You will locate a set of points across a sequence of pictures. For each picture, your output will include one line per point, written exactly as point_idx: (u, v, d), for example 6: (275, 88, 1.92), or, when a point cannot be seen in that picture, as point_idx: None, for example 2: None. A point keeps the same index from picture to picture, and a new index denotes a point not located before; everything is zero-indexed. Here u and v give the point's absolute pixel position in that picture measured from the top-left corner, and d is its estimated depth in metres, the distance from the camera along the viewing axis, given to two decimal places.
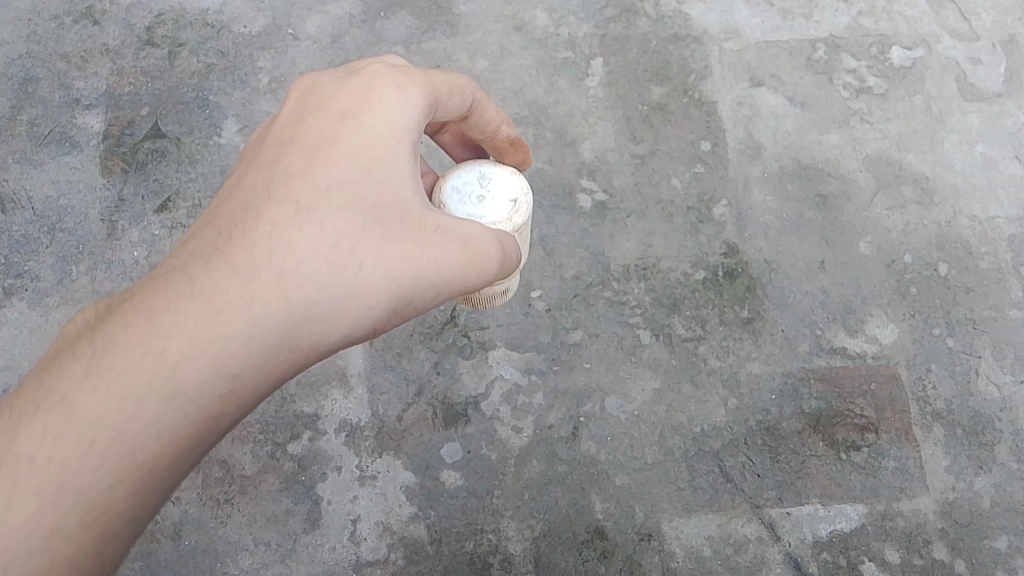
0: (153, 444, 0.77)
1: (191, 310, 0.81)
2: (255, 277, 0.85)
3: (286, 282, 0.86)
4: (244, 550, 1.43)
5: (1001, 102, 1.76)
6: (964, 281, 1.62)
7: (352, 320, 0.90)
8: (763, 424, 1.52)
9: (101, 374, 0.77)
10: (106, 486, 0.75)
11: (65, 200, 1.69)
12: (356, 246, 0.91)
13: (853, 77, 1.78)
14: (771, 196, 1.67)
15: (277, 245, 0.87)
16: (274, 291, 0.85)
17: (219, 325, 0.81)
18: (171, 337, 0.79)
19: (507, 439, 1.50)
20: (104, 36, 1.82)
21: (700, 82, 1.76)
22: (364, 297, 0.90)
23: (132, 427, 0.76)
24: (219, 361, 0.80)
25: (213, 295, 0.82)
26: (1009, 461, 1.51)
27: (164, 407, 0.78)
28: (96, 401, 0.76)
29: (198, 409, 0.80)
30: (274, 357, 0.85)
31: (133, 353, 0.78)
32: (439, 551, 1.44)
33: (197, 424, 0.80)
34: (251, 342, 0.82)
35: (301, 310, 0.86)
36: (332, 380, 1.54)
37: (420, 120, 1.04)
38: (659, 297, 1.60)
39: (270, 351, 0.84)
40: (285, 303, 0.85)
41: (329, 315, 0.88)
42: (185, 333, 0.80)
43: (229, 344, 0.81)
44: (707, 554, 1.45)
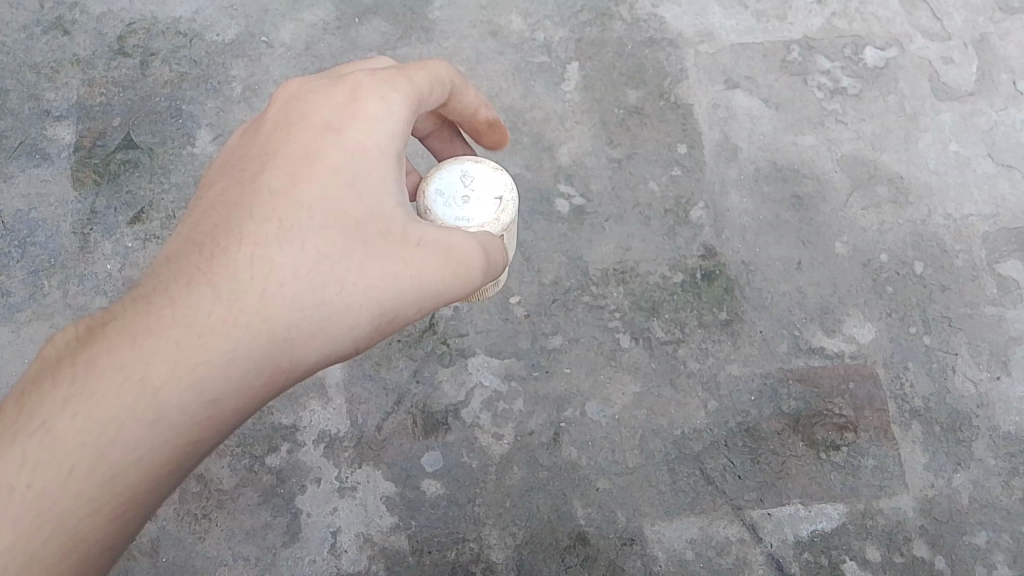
0: (135, 470, 0.77)
1: (172, 335, 0.81)
2: (237, 300, 0.85)
3: (268, 304, 0.86)
4: (223, 565, 1.42)
5: (973, 102, 1.78)
6: (939, 279, 1.63)
7: (337, 340, 0.91)
8: (743, 426, 1.53)
9: (82, 399, 0.77)
10: (87, 511, 0.75)
11: (36, 213, 1.66)
12: (339, 265, 0.91)
13: (827, 79, 1.79)
14: (748, 198, 1.68)
15: (257, 267, 0.87)
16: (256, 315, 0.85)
17: (201, 350, 0.81)
18: (151, 363, 0.79)
19: (488, 446, 1.49)
20: (73, 46, 1.80)
21: (675, 85, 1.77)
22: (347, 317, 0.91)
23: (113, 453, 0.76)
24: (201, 387, 0.81)
25: (194, 319, 0.83)
26: (986, 458, 1.52)
27: (144, 433, 0.78)
28: (77, 427, 0.76)
29: (180, 434, 0.80)
30: (256, 381, 0.85)
31: (114, 379, 0.78)
32: (421, 562, 1.43)
33: (179, 449, 0.80)
34: (233, 366, 0.83)
35: (281, 332, 0.87)
36: (309, 391, 1.52)
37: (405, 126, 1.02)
38: (637, 300, 1.60)
39: (252, 375, 0.85)
40: (265, 327, 0.85)
41: (312, 337, 0.89)
42: (166, 359, 0.80)
43: (211, 369, 0.82)
44: (689, 557, 1.46)
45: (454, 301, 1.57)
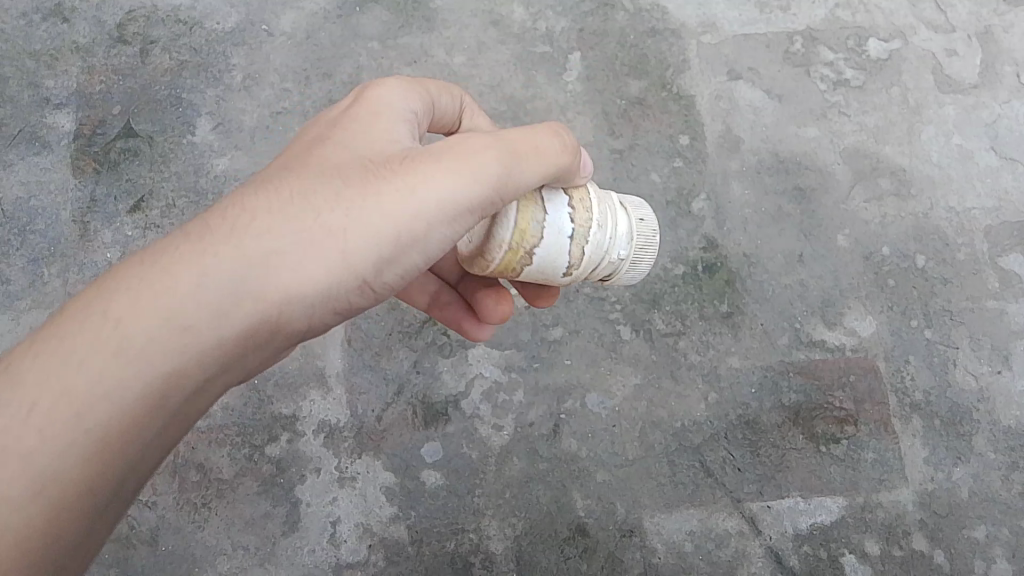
0: (101, 403, 0.75)
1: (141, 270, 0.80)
2: (210, 233, 0.81)
3: (245, 234, 0.81)
4: (223, 554, 1.42)
5: (977, 94, 1.77)
6: (941, 273, 1.63)
7: (321, 272, 0.83)
8: (743, 418, 1.52)
9: (49, 339, 0.77)
10: (47, 452, 0.73)
11: (36, 201, 1.65)
12: (326, 193, 0.84)
13: (831, 70, 1.78)
14: (750, 190, 1.67)
15: (233, 208, 0.84)
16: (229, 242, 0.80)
17: (165, 279, 0.78)
18: (115, 300, 0.77)
19: (488, 437, 1.49)
20: (73, 33, 1.78)
21: (677, 76, 1.76)
22: (331, 247, 0.83)
23: (75, 390, 0.75)
24: (165, 321, 0.77)
25: (161, 253, 0.80)
26: (986, 452, 1.52)
27: (107, 370, 0.75)
28: (40, 366, 0.75)
29: (144, 370, 0.77)
30: (231, 313, 0.80)
31: (78, 315, 0.77)
32: (420, 552, 1.43)
33: (147, 385, 0.77)
34: (201, 294, 0.79)
35: (254, 264, 0.81)
36: (309, 381, 1.51)
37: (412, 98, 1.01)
38: (638, 292, 1.59)
39: (225, 306, 0.80)
40: (235, 259, 0.80)
41: (295, 264, 0.82)
42: (129, 295, 0.78)
43: (177, 298, 0.78)
44: (689, 549, 1.46)
45: None
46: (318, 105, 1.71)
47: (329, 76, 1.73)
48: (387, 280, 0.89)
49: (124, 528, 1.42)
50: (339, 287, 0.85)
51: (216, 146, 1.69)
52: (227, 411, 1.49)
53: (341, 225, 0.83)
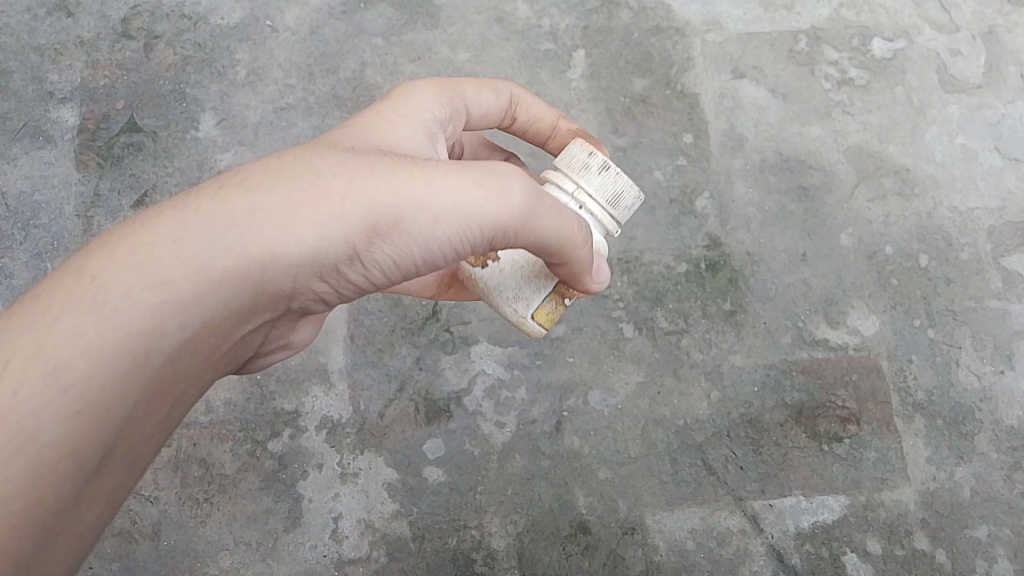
0: (76, 357, 0.72)
1: (128, 230, 0.79)
2: (193, 196, 0.82)
3: (243, 197, 0.81)
4: (225, 549, 1.42)
5: (981, 94, 1.76)
6: (944, 273, 1.63)
7: (313, 236, 0.82)
8: (746, 417, 1.52)
9: (36, 295, 0.75)
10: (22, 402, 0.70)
11: (39, 195, 1.65)
12: (326, 166, 0.85)
13: (835, 69, 1.78)
14: (754, 189, 1.67)
15: (232, 178, 0.84)
16: (213, 201, 0.81)
17: (147, 235, 0.78)
18: (105, 256, 0.77)
19: (490, 434, 1.49)
20: (77, 28, 1.78)
21: (682, 74, 1.75)
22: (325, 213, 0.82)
23: (57, 338, 0.72)
24: (155, 274, 0.77)
25: (144, 215, 0.81)
26: (988, 452, 1.52)
27: (91, 320, 0.74)
28: (24, 318, 0.73)
29: (129, 321, 0.75)
30: (221, 272, 0.79)
31: (58, 275, 0.77)
32: (422, 548, 1.44)
33: (132, 338, 0.75)
34: (183, 249, 0.78)
35: (245, 225, 0.80)
36: (312, 376, 1.51)
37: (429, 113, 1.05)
38: (641, 290, 1.59)
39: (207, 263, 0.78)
40: (227, 219, 0.80)
41: (279, 222, 0.81)
42: (121, 250, 0.77)
43: (158, 253, 0.77)
44: (690, 547, 1.46)
45: None
46: (322, 101, 1.71)
47: (333, 72, 1.73)
48: (379, 258, 0.86)
49: (125, 523, 1.43)
50: (326, 251, 0.83)
51: (219, 142, 1.68)
52: (230, 406, 1.49)
53: (329, 190, 0.83)
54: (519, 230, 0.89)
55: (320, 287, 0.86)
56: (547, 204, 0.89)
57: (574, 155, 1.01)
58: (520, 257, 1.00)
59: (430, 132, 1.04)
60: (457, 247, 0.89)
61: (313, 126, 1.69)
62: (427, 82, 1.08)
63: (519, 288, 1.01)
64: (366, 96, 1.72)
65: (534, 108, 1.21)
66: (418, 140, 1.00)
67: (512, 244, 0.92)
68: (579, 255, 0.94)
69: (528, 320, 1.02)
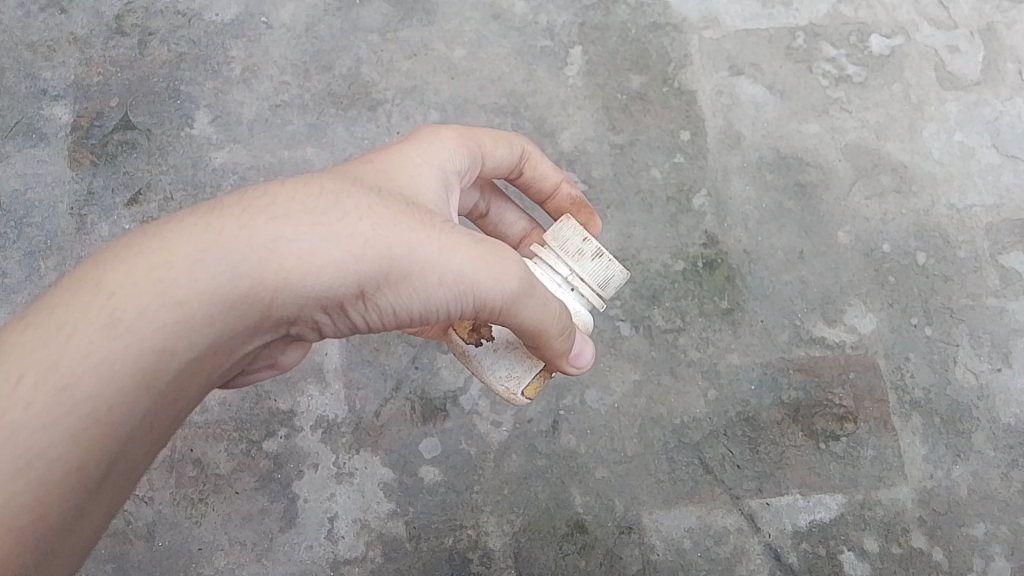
0: (88, 377, 0.72)
1: (148, 243, 0.78)
2: (212, 216, 0.80)
3: (265, 226, 0.80)
4: (220, 549, 1.42)
5: (979, 91, 1.76)
6: (941, 270, 1.63)
7: (327, 278, 0.82)
8: (742, 415, 1.52)
9: (51, 302, 0.74)
10: (31, 419, 0.70)
11: (32, 193, 1.64)
12: (349, 205, 0.85)
13: (833, 66, 1.77)
14: (751, 186, 1.67)
15: (257, 198, 0.83)
16: (233, 225, 0.79)
17: (165, 254, 0.77)
18: (123, 271, 0.76)
19: (487, 433, 1.49)
20: (70, 24, 1.77)
21: (679, 71, 1.75)
22: (342, 254, 0.82)
23: (67, 356, 0.72)
24: (172, 298, 0.76)
25: (165, 231, 0.79)
26: (986, 450, 1.52)
27: (104, 340, 0.73)
28: (38, 328, 0.72)
29: (141, 345, 0.75)
30: (234, 306, 0.79)
31: (73, 287, 0.75)
32: (418, 548, 1.43)
33: (142, 364, 0.75)
34: (201, 275, 0.77)
35: (263, 257, 0.79)
36: (307, 376, 1.51)
37: (454, 153, 1.04)
38: (638, 289, 1.59)
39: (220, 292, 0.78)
40: (248, 249, 0.79)
41: (296, 257, 0.80)
42: (140, 266, 0.76)
43: (176, 277, 0.76)
44: (687, 546, 1.46)
45: None
46: (317, 98, 1.70)
47: (328, 69, 1.72)
48: (382, 304, 0.87)
49: (120, 523, 1.42)
50: (334, 292, 0.83)
51: (214, 139, 1.67)
52: (226, 406, 1.48)
53: (347, 232, 0.83)
54: (509, 311, 0.92)
55: (321, 320, 0.87)
56: (538, 293, 0.93)
57: (568, 238, 1.06)
58: (513, 338, 1.04)
59: (448, 178, 1.02)
60: (452, 309, 0.90)
61: (308, 123, 1.68)
62: (452, 127, 1.06)
63: (511, 366, 1.05)
64: (361, 92, 1.70)
65: (542, 167, 1.23)
66: (435, 180, 0.99)
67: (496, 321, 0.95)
68: (558, 345, 0.98)
69: (517, 394, 1.07)
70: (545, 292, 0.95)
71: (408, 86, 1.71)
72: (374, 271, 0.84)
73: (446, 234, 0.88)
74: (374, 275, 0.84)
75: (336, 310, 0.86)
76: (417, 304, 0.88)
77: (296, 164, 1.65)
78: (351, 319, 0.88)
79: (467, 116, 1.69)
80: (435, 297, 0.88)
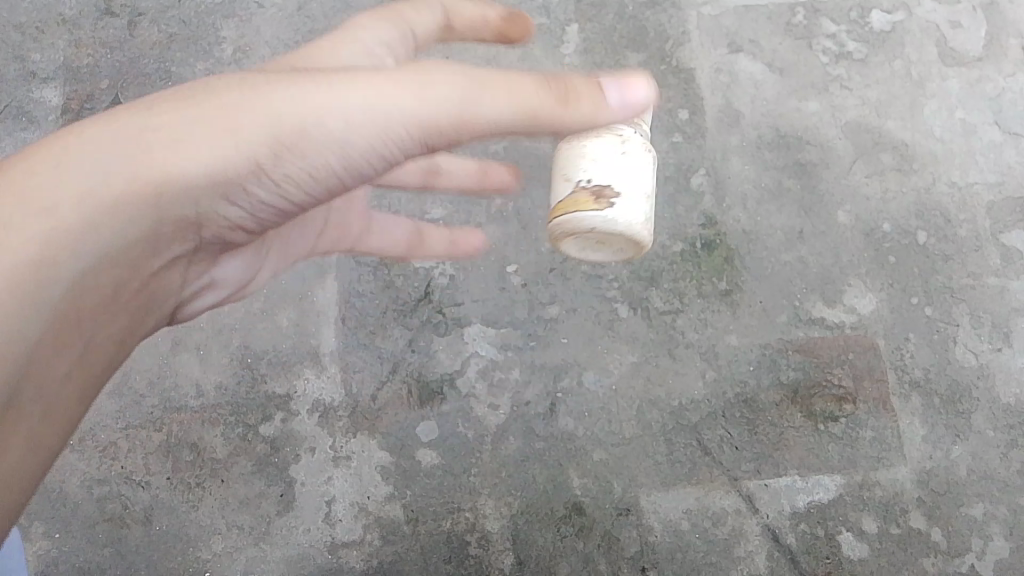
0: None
1: (44, 149, 0.76)
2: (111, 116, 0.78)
3: (159, 118, 0.77)
4: (217, 533, 1.41)
5: (981, 68, 1.74)
6: (942, 250, 1.61)
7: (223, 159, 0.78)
8: (741, 396, 1.51)
9: None
10: None
11: None
12: (240, 83, 0.79)
13: (833, 43, 1.74)
14: (750, 165, 1.65)
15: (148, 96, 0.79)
16: (130, 118, 0.77)
17: (60, 158, 0.75)
18: (17, 181, 0.74)
19: (484, 416, 1.48)
20: (59, 5, 1.74)
21: (677, 49, 1.72)
22: (235, 137, 0.77)
23: None
24: (70, 200, 0.75)
25: (57, 138, 0.77)
26: (985, 430, 1.52)
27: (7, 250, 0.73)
28: None
29: (46, 246, 0.74)
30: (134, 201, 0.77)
31: None
32: (415, 531, 1.43)
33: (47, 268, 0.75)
34: (96, 175, 0.75)
35: (158, 147, 0.76)
36: (303, 360, 1.50)
37: (384, 39, 1.05)
38: (636, 270, 1.57)
39: (125, 196, 0.76)
40: (144, 144, 0.76)
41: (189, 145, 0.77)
42: (35, 176, 0.74)
43: (74, 182, 0.75)
44: (685, 527, 1.45)
45: (450, 270, 1.54)
46: None
47: None
48: (288, 170, 0.82)
49: (116, 508, 1.42)
50: (233, 174, 0.79)
51: None
52: (222, 390, 1.47)
53: (241, 114, 0.77)
54: (453, 120, 0.81)
55: (228, 207, 0.84)
56: (490, 75, 0.81)
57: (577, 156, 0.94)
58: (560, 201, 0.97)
59: (380, 63, 1.04)
60: (374, 143, 0.81)
61: None
62: (373, 12, 1.07)
63: (580, 245, 1.00)
64: None
65: (453, 164, 1.30)
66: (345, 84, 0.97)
67: (446, 137, 0.83)
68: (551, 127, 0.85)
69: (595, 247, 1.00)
70: (488, 71, 0.81)
71: None
72: (272, 142, 0.78)
73: (344, 78, 0.80)
74: (275, 147, 0.79)
75: (242, 191, 0.82)
76: (335, 151, 0.81)
77: None
78: (258, 196, 0.84)
79: None
80: (353, 133, 0.80)
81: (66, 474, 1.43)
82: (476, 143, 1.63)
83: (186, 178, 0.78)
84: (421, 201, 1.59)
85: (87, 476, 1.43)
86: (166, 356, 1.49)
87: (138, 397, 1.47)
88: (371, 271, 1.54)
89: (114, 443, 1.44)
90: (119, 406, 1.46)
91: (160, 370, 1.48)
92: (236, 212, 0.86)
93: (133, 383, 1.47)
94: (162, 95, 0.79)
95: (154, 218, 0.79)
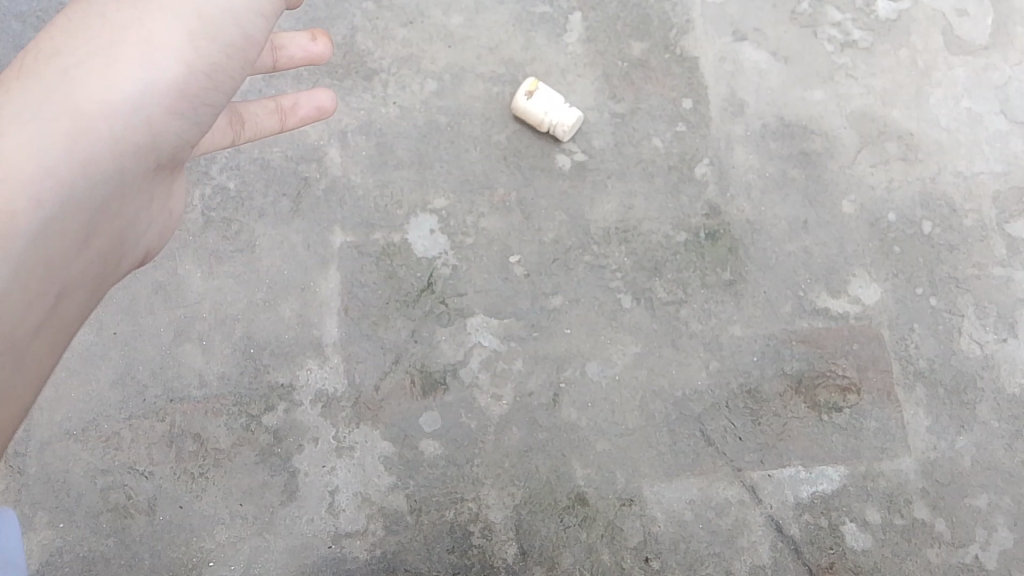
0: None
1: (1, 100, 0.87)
2: (58, 41, 0.90)
3: (91, 48, 0.90)
4: (221, 523, 1.42)
5: (988, 56, 1.72)
6: (948, 240, 1.60)
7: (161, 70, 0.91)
8: (744, 387, 1.51)
9: None
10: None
11: None
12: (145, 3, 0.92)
13: (838, 31, 1.73)
14: (754, 155, 1.64)
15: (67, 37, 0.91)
16: (66, 54, 0.89)
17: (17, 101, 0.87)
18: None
19: (487, 407, 1.48)
20: None
21: (681, 37, 1.70)
22: (166, 48, 0.91)
23: None
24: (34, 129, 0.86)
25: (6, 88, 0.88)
26: (990, 420, 1.52)
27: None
28: None
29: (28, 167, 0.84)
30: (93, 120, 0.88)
31: None
32: (419, 521, 1.43)
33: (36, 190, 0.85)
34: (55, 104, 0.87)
35: (102, 72, 0.89)
36: (306, 350, 1.49)
37: None
38: (639, 260, 1.57)
39: (109, 117, 0.89)
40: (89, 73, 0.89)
41: (127, 65, 0.90)
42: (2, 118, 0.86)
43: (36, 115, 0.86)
44: (689, 518, 1.45)
45: (453, 259, 1.55)
46: (312, 68, 1.65)
47: None
48: (217, 66, 0.96)
49: (120, 498, 1.42)
50: (173, 82, 0.92)
51: None
52: (225, 380, 1.47)
53: (163, 25, 0.91)
54: None
55: (178, 121, 0.96)
56: None
57: None
58: None
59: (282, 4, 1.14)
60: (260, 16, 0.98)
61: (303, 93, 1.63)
62: None
63: None
64: (357, 61, 1.65)
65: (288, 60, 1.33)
66: None
67: None
68: None
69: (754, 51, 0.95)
70: None
71: (404, 54, 1.66)
72: (197, 42, 0.93)
73: None
74: (201, 48, 0.93)
75: (184, 100, 0.95)
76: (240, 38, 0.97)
77: (291, 136, 1.60)
78: (198, 101, 0.97)
79: (465, 85, 1.65)
80: (247, 18, 0.97)
81: (69, 465, 1.43)
82: (479, 132, 1.62)
83: (151, 91, 0.91)
84: (424, 192, 1.58)
85: (90, 466, 1.43)
86: (169, 346, 1.48)
87: (141, 386, 1.46)
88: (374, 262, 1.54)
89: (117, 433, 1.44)
90: (122, 397, 1.46)
91: (163, 360, 1.47)
92: (191, 131, 1.00)
93: (136, 374, 1.47)
94: (94, 18, 0.91)
95: (134, 137, 0.92)
